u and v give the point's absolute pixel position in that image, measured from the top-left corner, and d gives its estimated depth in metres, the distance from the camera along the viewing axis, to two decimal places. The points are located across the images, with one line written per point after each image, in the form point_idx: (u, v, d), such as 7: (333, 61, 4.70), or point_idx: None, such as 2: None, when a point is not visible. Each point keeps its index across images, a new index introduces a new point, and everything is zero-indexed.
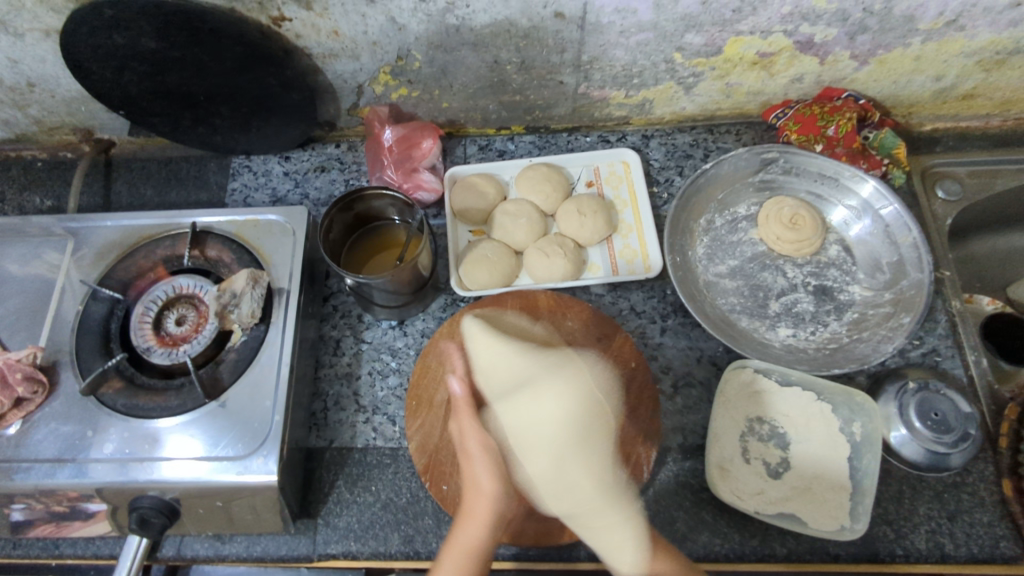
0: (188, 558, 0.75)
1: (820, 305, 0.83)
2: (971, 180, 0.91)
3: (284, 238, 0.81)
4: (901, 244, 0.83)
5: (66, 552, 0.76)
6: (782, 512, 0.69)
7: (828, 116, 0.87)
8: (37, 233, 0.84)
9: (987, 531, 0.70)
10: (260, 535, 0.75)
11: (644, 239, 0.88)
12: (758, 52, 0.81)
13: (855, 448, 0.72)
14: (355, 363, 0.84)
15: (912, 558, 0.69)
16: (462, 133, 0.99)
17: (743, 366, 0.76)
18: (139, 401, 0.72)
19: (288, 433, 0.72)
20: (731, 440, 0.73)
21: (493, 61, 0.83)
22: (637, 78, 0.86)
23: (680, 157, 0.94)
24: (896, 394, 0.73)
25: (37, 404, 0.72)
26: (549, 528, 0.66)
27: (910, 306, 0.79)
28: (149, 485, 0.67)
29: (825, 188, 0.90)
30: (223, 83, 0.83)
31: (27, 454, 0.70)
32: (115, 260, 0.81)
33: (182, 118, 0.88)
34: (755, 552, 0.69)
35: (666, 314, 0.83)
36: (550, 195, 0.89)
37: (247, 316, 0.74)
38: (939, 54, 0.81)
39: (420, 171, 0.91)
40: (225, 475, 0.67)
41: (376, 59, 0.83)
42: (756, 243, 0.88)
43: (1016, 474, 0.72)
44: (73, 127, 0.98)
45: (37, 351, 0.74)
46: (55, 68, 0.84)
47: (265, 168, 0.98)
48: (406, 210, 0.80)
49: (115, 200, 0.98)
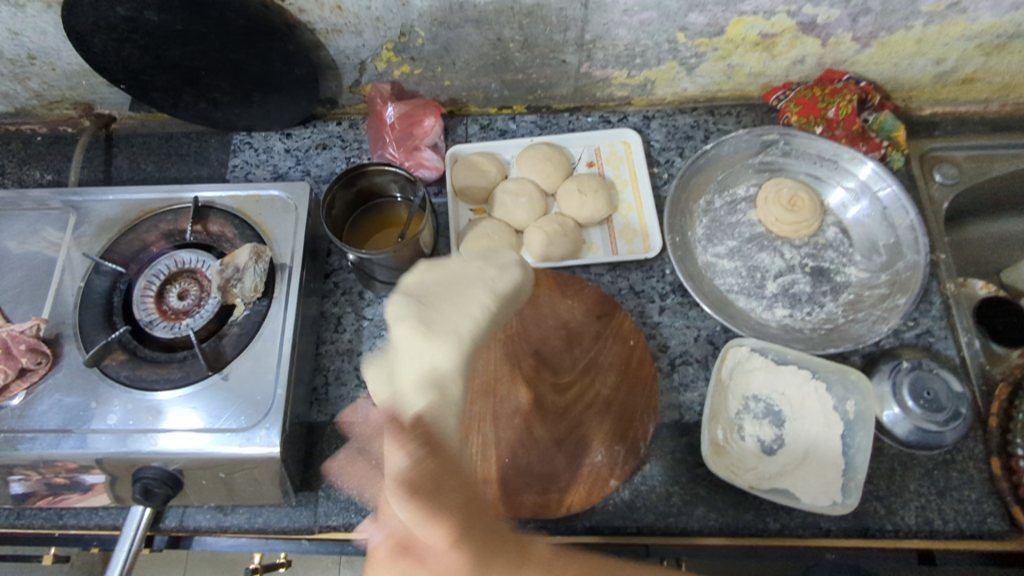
0: (190, 528, 0.76)
1: (816, 286, 0.84)
2: (968, 164, 0.92)
3: (286, 214, 0.81)
4: (898, 225, 0.84)
5: (69, 523, 0.78)
6: (776, 487, 0.70)
7: (828, 98, 0.88)
8: (35, 207, 0.84)
9: (975, 507, 0.72)
10: (262, 507, 0.76)
11: (644, 219, 0.89)
12: (760, 32, 0.81)
13: (848, 426, 0.73)
14: (357, 340, 0.85)
15: (901, 533, 0.71)
16: (464, 112, 0.99)
17: (741, 345, 0.77)
18: (142, 373, 0.73)
19: (291, 407, 0.72)
20: (726, 419, 0.75)
21: (496, 39, 0.83)
22: (640, 57, 0.86)
23: (681, 138, 0.94)
24: (890, 372, 0.75)
25: (40, 375, 0.73)
26: (546, 501, 0.69)
27: (905, 287, 0.80)
28: (152, 456, 0.68)
29: (824, 170, 0.90)
30: (224, 57, 0.83)
31: (30, 425, 0.70)
32: (117, 235, 0.81)
33: (183, 93, 0.88)
34: (749, 526, 0.71)
35: (665, 294, 0.84)
36: (551, 174, 0.89)
37: (250, 290, 0.75)
38: (940, 36, 0.81)
39: (421, 149, 0.92)
40: (226, 447, 0.68)
41: (379, 36, 0.83)
42: (754, 225, 0.89)
43: (1004, 452, 0.74)
44: (73, 101, 0.98)
45: (40, 324, 0.74)
46: (56, 40, 0.84)
47: (266, 145, 0.97)
48: (409, 187, 0.81)
49: (116, 175, 0.97)
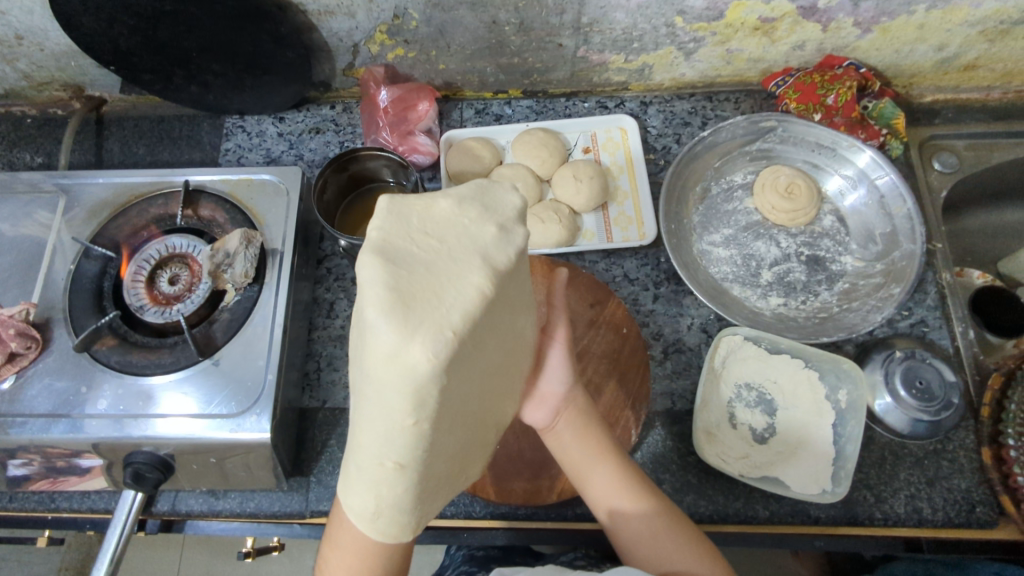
0: (182, 513, 0.76)
1: (811, 275, 0.83)
2: (968, 153, 0.91)
3: (278, 198, 0.80)
4: (895, 214, 0.83)
5: (61, 506, 0.78)
6: (766, 475, 0.70)
7: (827, 85, 0.86)
8: (25, 189, 0.83)
9: (964, 496, 0.72)
10: (253, 492, 0.76)
11: (640, 206, 0.88)
12: (760, 17, 0.80)
13: (840, 416, 0.73)
14: (349, 326, 0.85)
15: (890, 521, 0.71)
16: (459, 96, 0.97)
17: (734, 333, 0.76)
18: (133, 358, 0.72)
19: (281, 393, 0.72)
20: (719, 407, 0.74)
21: (491, 22, 0.82)
22: (637, 42, 0.85)
23: (678, 124, 0.93)
24: (882, 362, 0.74)
25: (30, 360, 0.72)
26: (536, 488, 0.69)
27: (900, 276, 0.79)
28: (143, 441, 0.68)
29: (822, 158, 0.89)
30: (215, 38, 0.82)
31: (21, 409, 0.70)
32: (108, 218, 0.80)
33: (174, 75, 0.87)
34: (738, 513, 0.71)
35: (660, 281, 0.84)
36: (546, 160, 0.88)
37: (240, 275, 0.74)
38: (943, 22, 0.80)
39: (415, 134, 0.90)
40: (217, 432, 0.68)
41: (372, 18, 0.82)
42: (751, 212, 0.88)
43: (995, 442, 0.73)
44: (63, 83, 0.97)
45: (29, 307, 0.73)
46: (44, 20, 0.83)
47: (258, 129, 0.96)
48: (400, 171, 0.80)
49: (107, 158, 0.96)
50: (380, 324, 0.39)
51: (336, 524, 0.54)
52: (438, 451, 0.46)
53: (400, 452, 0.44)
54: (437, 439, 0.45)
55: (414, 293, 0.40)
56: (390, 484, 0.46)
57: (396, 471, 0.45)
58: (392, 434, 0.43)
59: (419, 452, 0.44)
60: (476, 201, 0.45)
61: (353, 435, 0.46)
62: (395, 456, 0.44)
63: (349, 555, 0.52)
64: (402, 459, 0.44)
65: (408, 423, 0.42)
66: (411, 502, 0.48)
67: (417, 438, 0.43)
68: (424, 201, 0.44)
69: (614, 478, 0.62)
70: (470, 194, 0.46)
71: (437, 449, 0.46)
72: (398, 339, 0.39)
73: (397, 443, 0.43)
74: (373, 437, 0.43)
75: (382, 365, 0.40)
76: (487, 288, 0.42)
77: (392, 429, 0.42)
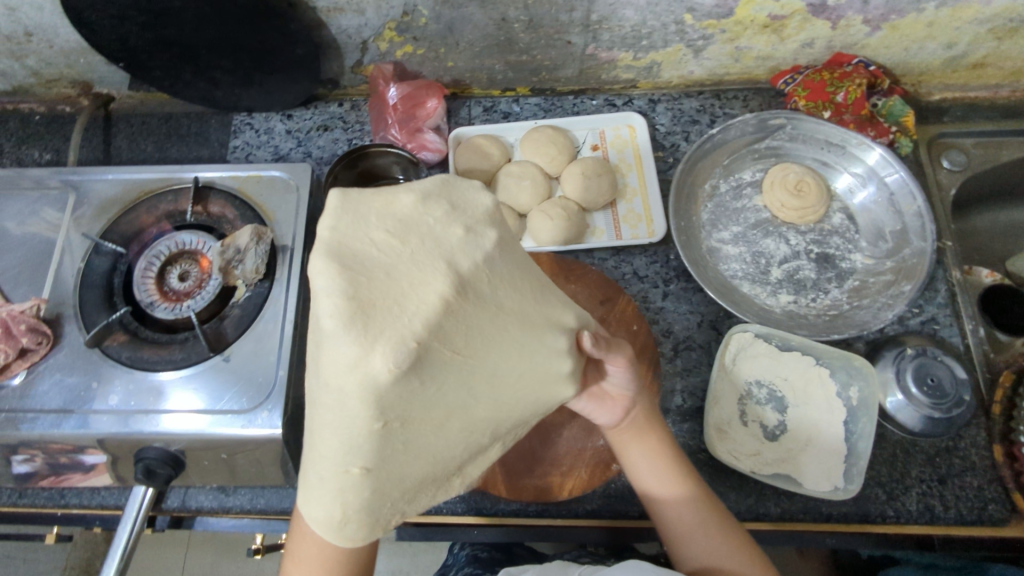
0: (192, 509, 0.76)
1: (821, 272, 0.83)
2: (976, 151, 0.91)
3: (287, 195, 0.80)
4: (904, 212, 0.83)
5: (71, 502, 0.78)
6: (778, 472, 0.70)
7: (837, 82, 0.87)
8: (34, 186, 0.83)
9: (976, 493, 0.72)
10: (264, 488, 0.77)
11: (649, 204, 0.88)
12: (770, 14, 0.80)
13: (851, 413, 0.73)
14: None
15: (902, 519, 0.71)
16: (467, 94, 0.97)
17: (745, 330, 0.77)
18: (144, 353, 0.72)
19: (293, 389, 0.72)
20: (730, 403, 0.74)
21: (500, 19, 0.82)
22: (646, 39, 0.85)
23: (687, 122, 0.93)
24: (894, 359, 0.74)
25: (41, 355, 0.72)
26: (548, 485, 0.69)
27: (910, 274, 0.80)
28: (154, 437, 0.68)
29: (831, 156, 0.89)
30: (225, 35, 0.82)
31: (32, 405, 0.70)
32: (117, 215, 0.80)
33: (182, 72, 0.88)
34: (750, 511, 0.71)
35: (669, 279, 0.84)
36: (555, 157, 0.88)
37: (251, 271, 0.74)
38: (952, 19, 0.80)
39: (424, 131, 0.91)
40: (228, 428, 0.67)
41: (381, 15, 0.82)
42: (760, 210, 0.88)
43: (1007, 439, 0.73)
44: (72, 80, 0.97)
45: (40, 304, 0.74)
46: (54, 16, 0.83)
47: (266, 126, 0.96)
48: (411, 168, 0.82)
49: (116, 155, 0.96)
50: (341, 336, 0.41)
51: (297, 535, 0.55)
52: (411, 457, 0.47)
53: (358, 454, 0.45)
54: (403, 439, 0.46)
55: (373, 299, 0.42)
56: (354, 490, 0.47)
57: (363, 476, 0.46)
58: (349, 435, 0.45)
59: (379, 455, 0.46)
60: (440, 200, 0.47)
61: (312, 444, 0.48)
62: (356, 461, 0.46)
63: (310, 560, 0.53)
64: (366, 463, 0.46)
65: (366, 426, 0.44)
66: (376, 505, 0.48)
67: (377, 442, 0.45)
68: (381, 198, 0.46)
69: (663, 464, 0.62)
70: (436, 192, 0.48)
71: (412, 454, 0.47)
72: (367, 353, 0.41)
73: (360, 448, 0.45)
74: (332, 441, 0.46)
75: (343, 374, 0.42)
76: (449, 293, 0.44)
77: (349, 430, 0.44)
